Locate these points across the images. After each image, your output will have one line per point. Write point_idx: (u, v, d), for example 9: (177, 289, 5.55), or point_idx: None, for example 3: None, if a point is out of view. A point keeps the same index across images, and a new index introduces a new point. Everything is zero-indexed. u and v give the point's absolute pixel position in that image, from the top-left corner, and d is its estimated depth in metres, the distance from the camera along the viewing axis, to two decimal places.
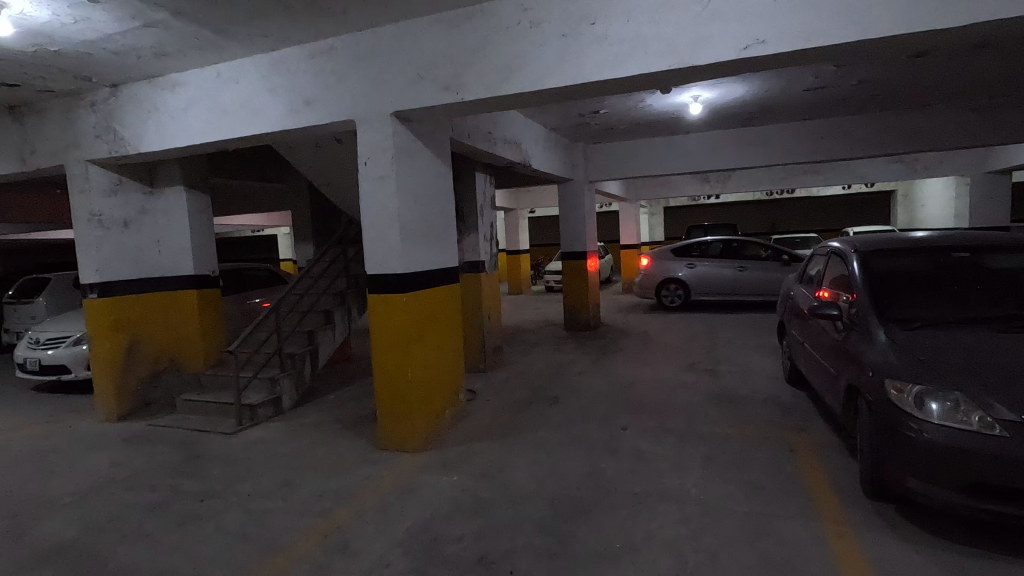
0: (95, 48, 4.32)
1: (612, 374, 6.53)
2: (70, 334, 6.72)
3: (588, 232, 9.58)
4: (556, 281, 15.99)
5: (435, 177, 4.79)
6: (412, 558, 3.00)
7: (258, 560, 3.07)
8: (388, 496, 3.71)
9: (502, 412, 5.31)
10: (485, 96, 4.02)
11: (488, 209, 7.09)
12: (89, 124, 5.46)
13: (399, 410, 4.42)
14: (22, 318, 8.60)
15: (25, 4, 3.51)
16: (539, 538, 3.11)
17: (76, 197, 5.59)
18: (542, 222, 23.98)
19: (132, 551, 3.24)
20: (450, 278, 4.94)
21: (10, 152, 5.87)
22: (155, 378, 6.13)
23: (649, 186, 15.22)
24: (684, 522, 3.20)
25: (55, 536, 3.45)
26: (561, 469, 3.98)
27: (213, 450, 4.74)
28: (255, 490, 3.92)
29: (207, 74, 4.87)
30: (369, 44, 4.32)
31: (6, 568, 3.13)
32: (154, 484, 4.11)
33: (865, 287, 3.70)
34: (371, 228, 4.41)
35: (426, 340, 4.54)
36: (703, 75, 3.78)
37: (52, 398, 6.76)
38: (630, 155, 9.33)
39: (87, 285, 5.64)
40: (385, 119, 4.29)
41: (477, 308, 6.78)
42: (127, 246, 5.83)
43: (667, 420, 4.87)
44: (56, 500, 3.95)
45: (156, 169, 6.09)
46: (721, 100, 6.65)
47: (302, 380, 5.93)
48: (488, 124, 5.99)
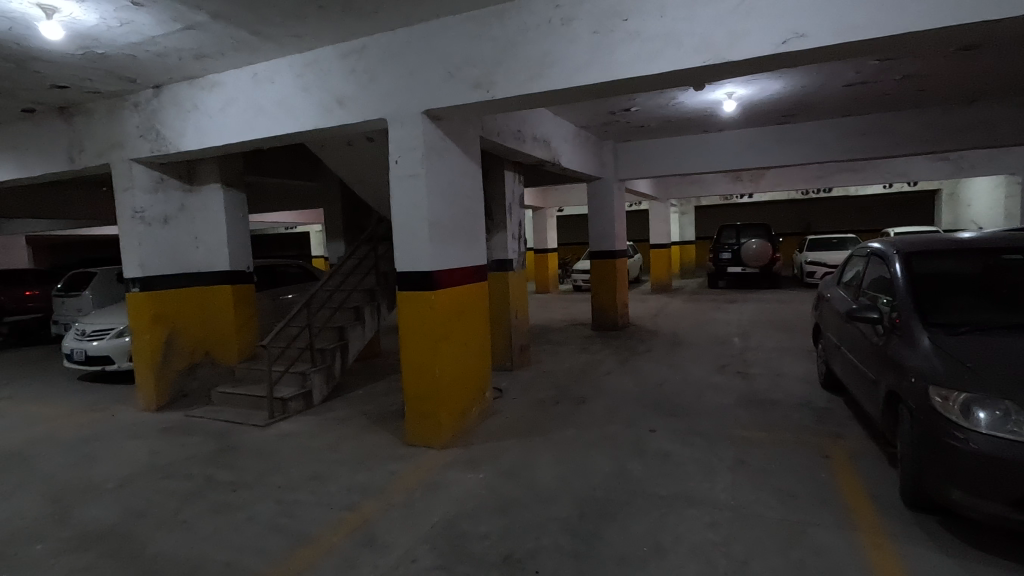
0: (140, 51, 4.47)
1: (640, 375, 6.45)
2: (114, 326, 6.99)
3: (617, 231, 9.47)
4: (584, 280, 15.90)
5: (465, 176, 4.81)
6: (438, 553, 3.02)
7: (288, 550, 3.13)
8: (414, 492, 3.75)
9: (529, 411, 5.30)
10: (515, 93, 4.02)
11: (517, 207, 7.08)
12: (133, 124, 5.65)
13: (426, 407, 4.45)
14: (69, 311, 8.98)
15: (75, 8, 3.65)
16: (565, 538, 3.09)
17: (120, 195, 5.80)
18: (569, 220, 23.84)
19: (170, 537, 3.34)
20: (478, 276, 4.95)
21: (60, 151, 6.12)
22: (192, 370, 6.31)
23: (680, 184, 14.98)
24: (713, 528, 3.13)
25: (97, 521, 3.58)
26: (588, 470, 3.95)
27: (247, 442, 4.87)
28: (287, 482, 4.01)
29: (245, 74, 4.99)
30: (401, 43, 4.36)
31: (52, 550, 3.26)
32: (190, 473, 4.24)
33: (906, 289, 3.56)
34: (401, 227, 4.45)
35: (454, 338, 4.56)
36: (738, 71, 3.69)
37: (97, 387, 7.04)
38: (660, 153, 9.19)
39: (130, 280, 5.85)
40: (415, 118, 4.32)
41: (505, 308, 6.79)
42: (167, 242, 6.03)
43: (697, 423, 4.79)
44: (99, 486, 4.11)
45: (195, 168, 6.27)
46: (756, 96, 6.49)
47: (332, 375, 6.03)
48: (518, 123, 5.99)
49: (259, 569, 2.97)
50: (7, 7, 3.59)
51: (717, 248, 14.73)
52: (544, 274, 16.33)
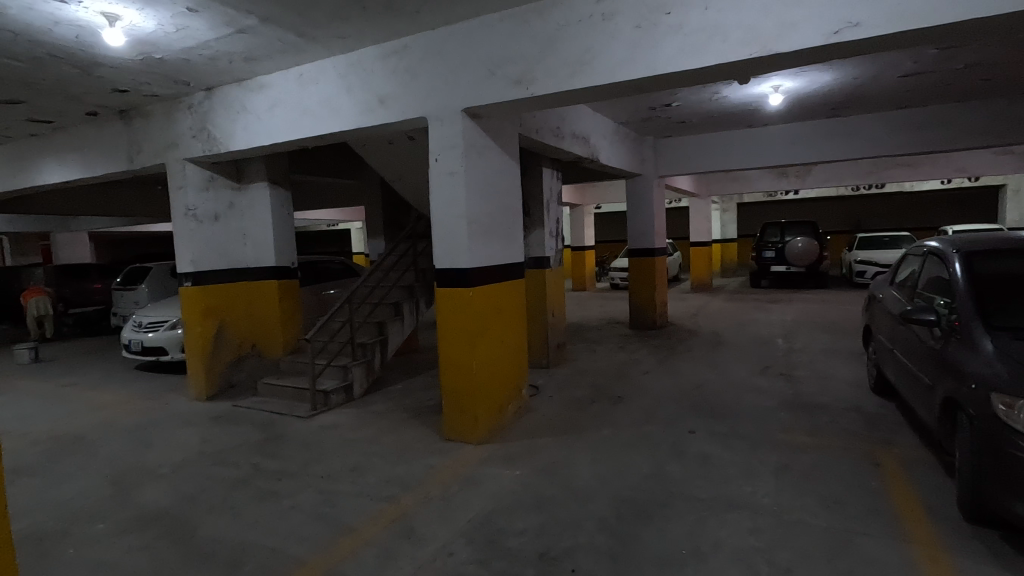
0: (194, 55, 4.66)
1: (679, 375, 6.34)
2: (168, 319, 7.32)
3: (656, 229, 9.32)
4: (621, 278, 15.73)
5: (503, 173, 4.81)
6: (475, 548, 3.05)
7: (330, 539, 3.22)
8: (451, 486, 3.79)
9: (565, 409, 5.29)
10: (555, 89, 4.00)
11: (555, 204, 7.05)
12: (187, 126, 5.90)
13: (463, 402, 4.50)
14: (128, 304, 9.47)
15: (135, 15, 3.83)
16: (601, 538, 3.07)
17: (174, 193, 6.07)
18: (607, 217, 23.62)
19: (219, 521, 3.49)
20: (516, 273, 4.96)
21: (120, 152, 6.45)
22: (240, 362, 6.55)
23: (721, 181, 14.62)
24: (756, 533, 3.05)
25: (153, 503, 3.77)
26: (625, 470, 3.91)
27: (290, 433, 5.02)
28: (329, 473, 4.12)
29: (291, 76, 5.13)
30: (441, 42, 4.39)
31: (112, 529, 3.45)
32: (238, 461, 4.41)
33: (967, 290, 3.38)
34: (441, 224, 4.50)
35: (491, 335, 4.58)
36: (786, 64, 3.57)
37: (153, 377, 7.40)
38: (702, 149, 8.99)
39: (183, 274, 6.13)
40: (455, 116, 4.35)
41: (542, 305, 6.77)
42: (216, 238, 6.28)
43: (738, 425, 4.67)
44: (154, 471, 4.32)
45: (243, 166, 6.50)
46: (805, 89, 6.26)
47: (372, 369, 6.16)
48: (557, 119, 5.96)
49: (304, 556, 3.06)
50: (74, 16, 3.80)
51: (760, 246, 14.31)
52: (581, 272, 16.23)
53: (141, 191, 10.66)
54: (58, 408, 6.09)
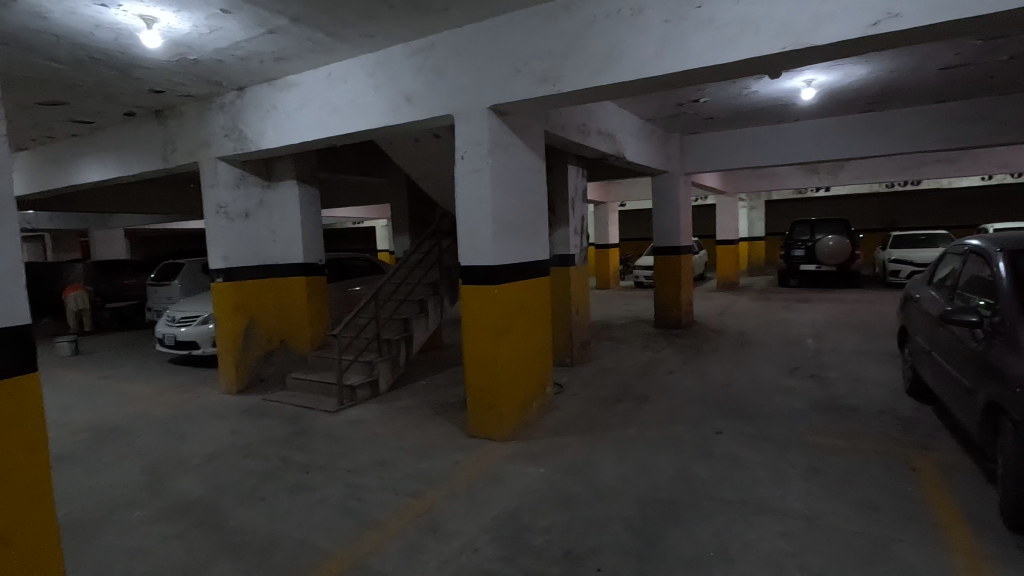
0: (226, 56, 4.76)
1: (705, 375, 6.25)
2: (200, 314, 7.51)
3: (682, 227, 9.19)
4: (646, 277, 15.55)
5: (529, 170, 4.80)
6: (500, 544, 3.05)
7: (357, 532, 3.26)
8: (476, 482, 3.81)
9: (589, 407, 5.26)
10: (582, 86, 3.97)
11: (580, 201, 7.01)
12: (219, 125, 6.03)
13: (487, 399, 4.51)
14: (161, 299, 9.75)
15: (171, 17, 3.92)
16: (627, 538, 3.05)
17: (206, 190, 6.21)
18: (631, 215, 23.43)
19: (250, 512, 3.57)
20: (540, 271, 4.95)
21: (155, 151, 6.62)
22: (269, 356, 6.67)
23: (750, 177, 14.22)
24: (786, 537, 3.00)
25: (186, 493, 3.87)
26: (651, 469, 3.88)
27: (318, 426, 5.11)
28: (355, 467, 4.18)
29: (320, 75, 5.19)
30: (468, 39, 4.40)
31: (148, 517, 3.56)
32: (267, 454, 4.50)
33: (1011, 290, 3.25)
34: (466, 221, 4.51)
35: (516, 332, 4.58)
36: (821, 57, 3.49)
37: (185, 370, 7.60)
38: (730, 146, 8.83)
39: (215, 270, 6.28)
40: (482, 114, 4.36)
41: (566, 302, 6.75)
42: (247, 234, 6.41)
43: (767, 427, 4.58)
44: (187, 462, 4.43)
45: (273, 165, 6.62)
46: (838, 83, 6.09)
47: (397, 365, 6.21)
48: (583, 116, 5.92)
49: (331, 548, 3.11)
50: (114, 19, 3.91)
51: (789, 245, 13.96)
52: (605, 270, 16.10)
53: (174, 188, 10.94)
54: (96, 399, 6.30)
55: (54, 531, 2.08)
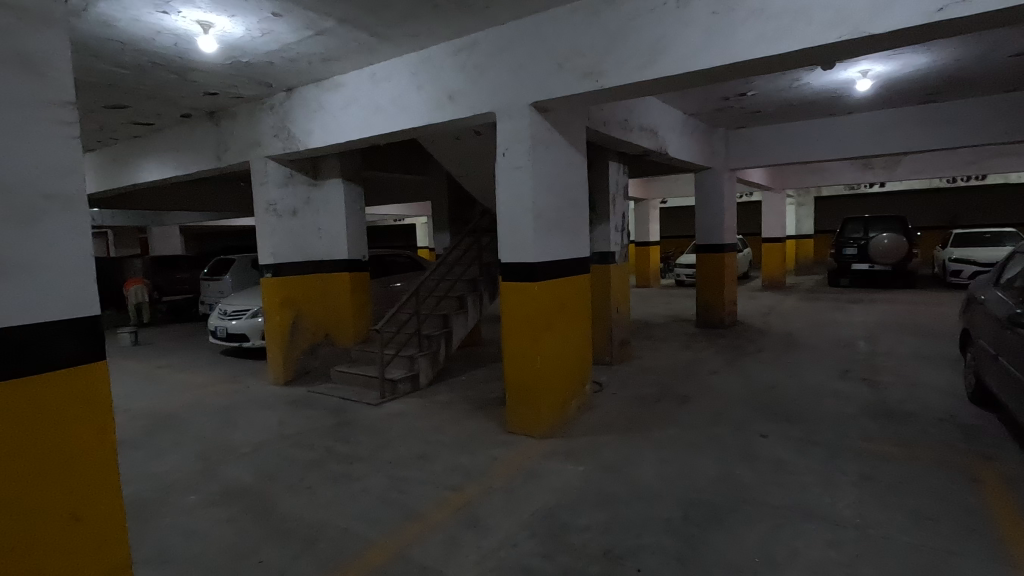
0: (277, 58, 4.91)
1: (750, 376, 6.08)
2: (250, 307, 7.80)
3: (727, 224, 8.94)
4: (687, 275, 15.24)
5: (570, 166, 4.77)
6: (538, 541, 3.06)
7: (398, 522, 3.33)
8: (515, 478, 3.83)
9: (629, 406, 5.20)
10: (626, 81, 3.91)
11: (621, 198, 6.92)
12: (269, 125, 6.24)
13: (526, 396, 4.52)
14: (213, 293, 10.17)
15: (226, 22, 4.07)
16: (668, 540, 3.01)
17: (257, 188, 6.44)
18: (673, 213, 23.05)
19: (297, 499, 3.69)
20: (580, 268, 4.91)
21: (210, 151, 6.90)
22: (314, 350, 6.86)
23: (798, 173, 13.78)
24: (835, 545, 2.89)
25: (237, 479, 4.04)
26: (693, 471, 3.80)
27: (360, 419, 5.23)
28: (397, 459, 4.26)
29: (365, 75, 5.30)
30: (511, 36, 4.40)
31: (202, 501, 3.73)
32: (312, 444, 4.65)
33: None
34: (507, 218, 4.53)
35: (556, 329, 4.57)
36: (879, 46, 3.33)
37: (235, 361, 7.91)
38: (778, 140, 8.54)
39: (264, 266, 6.51)
40: (524, 110, 4.36)
41: (605, 300, 6.69)
42: (294, 231, 6.62)
43: (815, 431, 4.43)
44: (238, 449, 4.62)
45: (319, 163, 6.80)
46: (897, 73, 5.81)
47: (437, 360, 6.30)
48: (625, 112, 5.85)
49: (374, 537, 3.19)
50: (174, 25, 4.10)
51: (840, 243, 13.41)
52: (644, 267, 15.87)
53: (225, 188, 11.36)
54: (154, 387, 6.64)
55: (122, 519, 2.12)
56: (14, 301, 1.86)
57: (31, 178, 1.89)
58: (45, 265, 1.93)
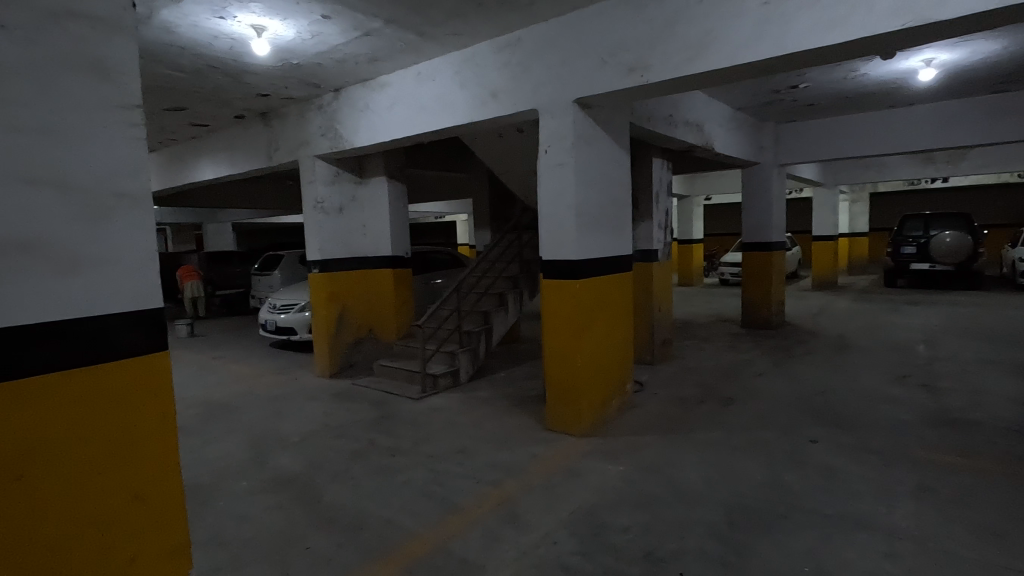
0: (325, 59, 5.04)
1: (799, 379, 5.87)
2: (298, 302, 8.05)
3: (775, 221, 8.66)
4: (732, 273, 14.83)
5: (613, 163, 4.72)
6: (578, 539, 3.05)
7: (439, 516, 3.38)
8: (554, 475, 3.83)
9: (671, 407, 5.12)
10: (672, 75, 3.84)
11: (664, 195, 6.79)
12: (317, 125, 6.42)
13: (567, 394, 4.50)
14: (264, 287, 10.55)
15: (279, 25, 4.21)
16: (711, 544, 2.94)
17: (305, 187, 6.64)
18: (717, 210, 22.49)
19: (342, 489, 3.80)
20: (622, 266, 4.85)
21: (262, 150, 7.15)
22: (358, 344, 7.03)
23: (852, 169, 13.20)
24: (891, 558, 2.77)
25: (286, 468, 4.19)
26: (738, 475, 3.71)
27: (402, 412, 5.34)
28: (438, 453, 4.33)
29: (409, 75, 5.38)
30: (555, 32, 4.38)
31: (253, 487, 3.88)
32: (357, 435, 4.77)
33: None
34: (549, 214, 4.51)
35: (597, 327, 4.53)
36: (946, 32, 3.15)
37: (284, 354, 8.19)
38: (831, 134, 8.21)
39: (312, 262, 6.72)
40: (567, 107, 4.33)
41: (647, 299, 6.59)
42: (340, 228, 6.79)
43: (869, 438, 4.25)
44: (287, 439, 4.79)
45: (364, 162, 6.95)
46: (964, 61, 5.48)
47: (477, 357, 6.35)
48: (670, 107, 5.73)
49: (416, 529, 3.25)
50: (230, 30, 4.26)
51: (898, 241, 12.74)
52: (688, 265, 15.54)
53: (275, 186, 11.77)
54: (210, 377, 6.96)
55: (181, 508, 2.13)
56: (82, 294, 1.90)
57: (100, 177, 1.95)
58: (111, 260, 1.98)
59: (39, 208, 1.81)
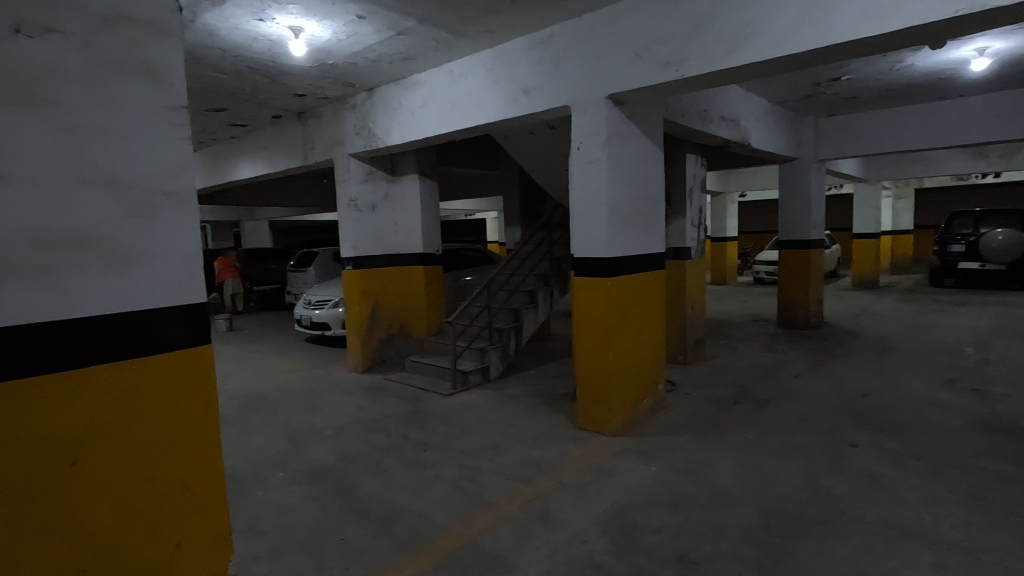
0: (359, 59, 5.11)
1: (838, 381, 5.70)
2: (332, 298, 8.21)
3: (814, 219, 8.41)
4: (768, 272, 14.48)
5: (647, 159, 4.65)
6: (610, 539, 3.03)
7: (470, 511, 3.40)
8: (585, 474, 3.81)
9: (704, 407, 5.03)
10: (708, 69, 3.76)
11: (698, 192, 6.66)
12: (351, 124, 6.52)
13: (598, 392, 4.47)
14: (299, 284, 10.80)
15: (316, 27, 4.29)
16: (747, 548, 2.88)
17: (340, 185, 6.77)
18: (752, 207, 21.98)
19: (375, 482, 3.86)
20: (655, 264, 4.78)
21: (298, 149, 7.31)
22: (390, 340, 7.13)
23: (896, 164, 12.71)
24: (939, 568, 2.66)
25: (321, 460, 4.28)
26: (774, 478, 3.62)
27: (434, 408, 5.39)
28: (469, 449, 4.36)
29: (442, 73, 5.42)
30: (588, 27, 4.34)
31: (290, 478, 3.98)
32: (389, 430, 4.84)
33: None
34: (581, 212, 4.49)
35: (629, 326, 4.48)
36: (1003, 20, 3.00)
37: (318, 349, 8.37)
38: (875, 128, 7.92)
39: (346, 259, 6.85)
40: (600, 103, 4.29)
41: (680, 297, 6.49)
42: (373, 225, 6.90)
43: (913, 443, 4.09)
44: (321, 432, 4.89)
45: (397, 160, 7.03)
46: (1020, 49, 5.20)
47: (507, 354, 6.36)
48: (705, 102, 5.62)
49: (447, 524, 3.27)
50: (268, 32, 4.36)
51: (945, 239, 12.20)
52: (721, 263, 15.24)
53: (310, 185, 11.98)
54: (248, 370, 7.16)
55: (223, 497, 2.19)
56: (131, 289, 1.97)
57: (148, 175, 2.02)
58: (159, 255, 2.05)
59: (91, 207, 1.89)
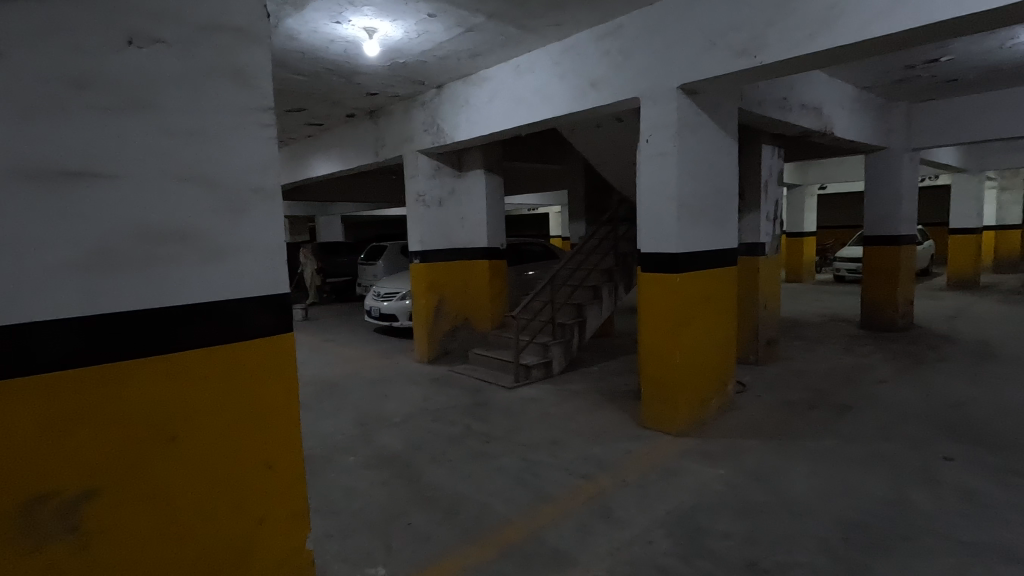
0: (429, 57, 5.23)
1: (929, 388, 5.27)
2: (400, 290, 8.47)
3: (904, 212, 7.79)
4: (849, 269, 13.59)
5: (719, 151, 4.47)
6: (675, 541, 2.96)
7: (532, 504, 3.43)
8: (649, 474, 3.74)
9: (778, 411, 4.80)
10: (788, 55, 3.56)
11: (774, 184, 6.33)
12: (420, 121, 6.68)
13: (663, 391, 4.38)
14: (369, 276, 11.23)
15: (388, 27, 4.42)
16: (824, 561, 2.74)
17: (408, 181, 6.98)
18: (832, 200, 20.69)
19: (440, 470, 3.96)
20: (727, 260, 4.61)
21: (369, 146, 7.57)
22: (455, 332, 7.28)
23: (1003, 151, 11.52)
24: None
25: (388, 446, 4.45)
26: (855, 489, 3.41)
27: (496, 400, 5.46)
28: (531, 442, 4.38)
29: (509, 68, 5.44)
30: (659, 16, 4.22)
31: (360, 462, 4.16)
32: (454, 420, 4.95)
33: None
34: (649, 205, 4.38)
35: (697, 324, 4.35)
36: None
37: (386, 339, 8.67)
38: (978, 113, 7.21)
39: (414, 253, 7.05)
40: (670, 94, 4.17)
41: (752, 295, 6.21)
42: (440, 220, 7.07)
43: (1018, 459, 3.72)
44: (389, 419, 5.08)
45: (463, 155, 7.14)
46: None
47: (570, 349, 6.34)
48: (784, 89, 5.32)
49: (510, 515, 3.32)
50: (344, 34, 4.55)
51: None
52: (797, 259, 14.46)
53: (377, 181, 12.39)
54: (322, 358, 7.53)
55: (300, 477, 2.32)
56: (222, 280, 2.12)
57: (238, 173, 2.16)
58: (247, 247, 2.19)
59: (189, 203, 2.04)
